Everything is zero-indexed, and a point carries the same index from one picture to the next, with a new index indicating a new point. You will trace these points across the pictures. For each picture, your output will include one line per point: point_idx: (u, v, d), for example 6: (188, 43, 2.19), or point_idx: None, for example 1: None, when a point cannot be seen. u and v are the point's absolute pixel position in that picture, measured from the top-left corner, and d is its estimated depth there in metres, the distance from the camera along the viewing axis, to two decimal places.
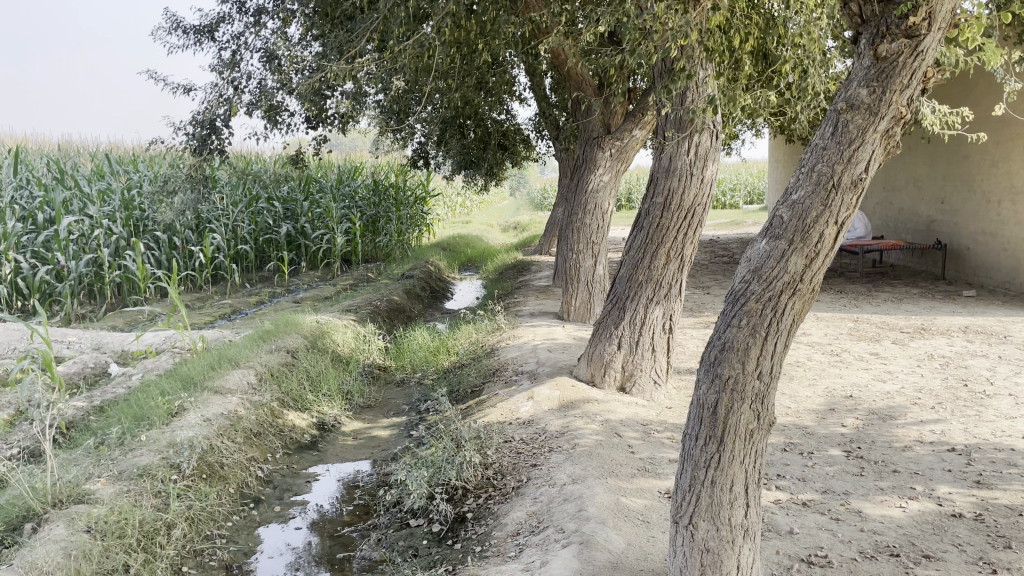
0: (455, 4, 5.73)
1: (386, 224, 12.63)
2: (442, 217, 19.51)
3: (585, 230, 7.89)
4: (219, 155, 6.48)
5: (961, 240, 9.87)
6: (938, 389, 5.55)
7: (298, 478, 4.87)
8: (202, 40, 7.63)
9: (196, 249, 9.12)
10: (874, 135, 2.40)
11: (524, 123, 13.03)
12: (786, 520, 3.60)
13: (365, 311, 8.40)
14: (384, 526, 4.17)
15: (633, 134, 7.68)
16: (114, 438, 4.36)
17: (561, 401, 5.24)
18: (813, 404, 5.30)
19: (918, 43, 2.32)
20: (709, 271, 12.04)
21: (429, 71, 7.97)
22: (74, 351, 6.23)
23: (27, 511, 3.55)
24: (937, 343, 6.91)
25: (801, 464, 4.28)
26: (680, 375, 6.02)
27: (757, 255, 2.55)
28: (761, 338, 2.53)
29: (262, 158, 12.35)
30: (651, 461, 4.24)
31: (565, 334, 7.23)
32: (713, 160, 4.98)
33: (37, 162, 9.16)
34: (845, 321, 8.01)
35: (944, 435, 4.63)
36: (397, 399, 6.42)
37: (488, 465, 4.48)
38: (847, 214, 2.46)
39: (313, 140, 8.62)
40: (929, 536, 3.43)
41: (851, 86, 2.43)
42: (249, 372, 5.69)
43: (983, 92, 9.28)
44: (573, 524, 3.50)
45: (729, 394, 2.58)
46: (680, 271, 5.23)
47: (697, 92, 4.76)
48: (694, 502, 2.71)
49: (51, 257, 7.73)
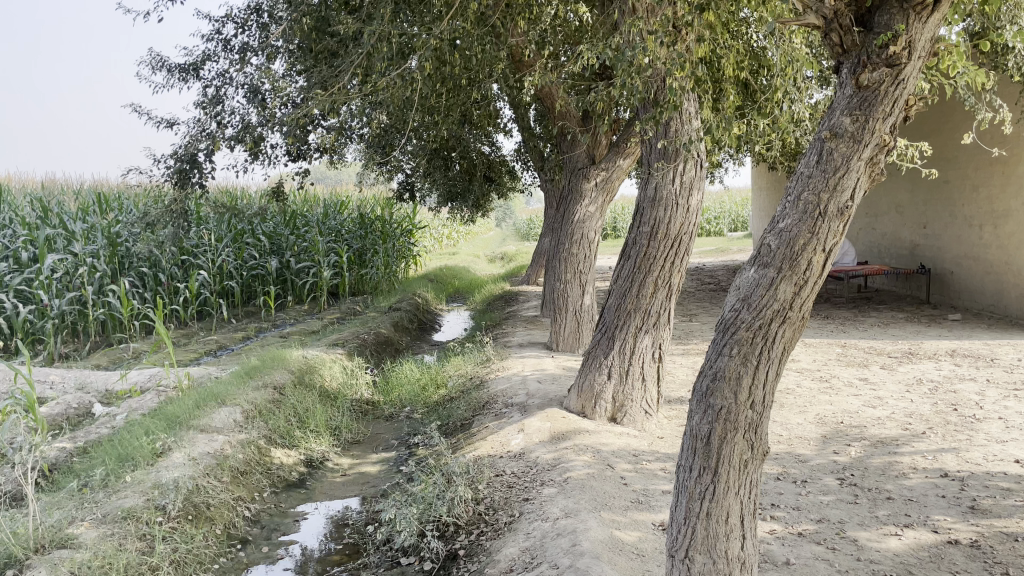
0: (440, 40, 5.79)
1: (373, 257, 12.62)
2: (429, 248, 19.55)
3: (573, 260, 7.91)
4: (201, 189, 6.46)
5: (945, 265, 9.96)
6: (928, 413, 5.55)
7: (286, 517, 4.79)
8: (186, 78, 7.66)
9: (182, 285, 9.07)
10: (858, 163, 2.42)
11: (509, 155, 13.18)
12: (782, 551, 3.57)
13: (353, 345, 8.34)
14: (375, 565, 4.08)
15: (617, 164, 7.77)
16: (98, 480, 4.28)
17: (552, 433, 5.20)
18: (806, 432, 5.28)
19: (899, 72, 2.35)
20: (696, 299, 12.08)
21: (414, 106, 8.04)
22: (57, 392, 6.13)
23: (8, 556, 3.45)
24: (925, 367, 6.94)
25: (795, 493, 4.26)
26: (671, 405, 5.99)
27: (746, 283, 2.55)
28: (752, 367, 2.52)
29: (247, 194, 12.35)
30: (644, 493, 4.20)
31: (555, 364, 7.20)
32: (698, 189, 5.01)
33: (21, 201, 9.15)
34: (833, 347, 8.03)
35: (937, 461, 4.62)
36: (386, 434, 6.35)
37: (479, 500, 4.43)
38: (835, 241, 2.46)
39: (297, 174, 8.65)
40: (926, 565, 3.40)
41: (834, 115, 2.45)
42: (236, 411, 5.61)
43: (958, 121, 9.50)
44: (568, 559, 3.44)
45: (722, 424, 2.56)
46: (669, 299, 5.22)
47: (683, 123, 4.80)
48: (689, 534, 2.68)
49: (34, 296, 7.66)
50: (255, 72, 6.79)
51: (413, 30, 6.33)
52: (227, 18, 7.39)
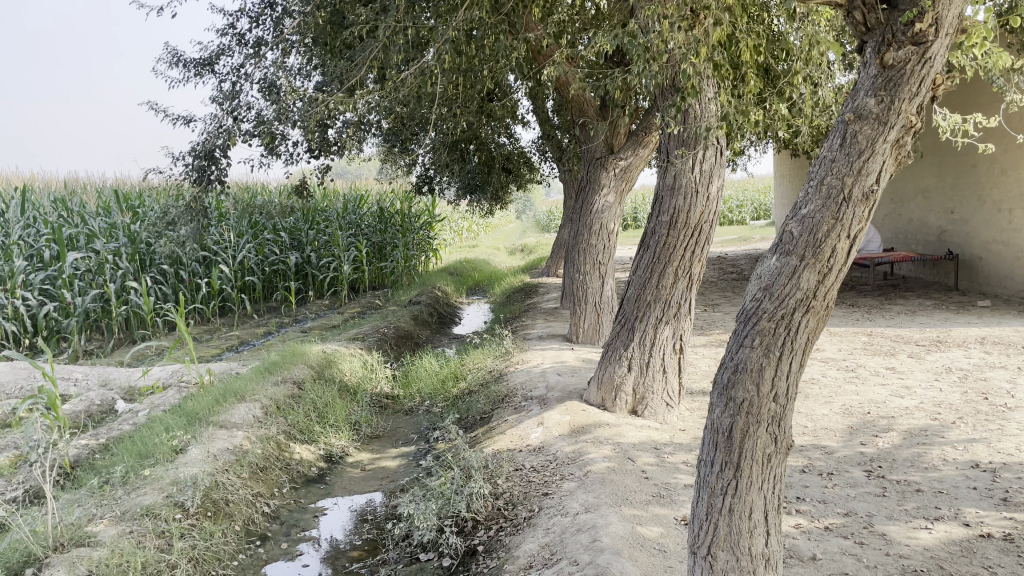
0: (457, 31, 5.69)
1: (393, 251, 12.61)
2: (448, 240, 19.57)
3: (592, 251, 7.85)
4: (219, 185, 6.44)
5: (973, 250, 9.76)
6: (957, 403, 5.42)
7: (305, 513, 4.77)
8: (201, 74, 7.67)
9: (203, 282, 9.11)
10: (883, 146, 2.32)
11: (527, 146, 13.10)
12: (808, 546, 3.49)
13: (372, 339, 8.33)
14: (393, 561, 4.05)
15: (637, 154, 7.60)
16: (118, 478, 4.28)
17: (571, 426, 5.13)
18: (831, 423, 5.17)
19: (926, 50, 2.25)
20: (718, 288, 11.94)
21: (431, 99, 7.99)
22: (80, 389, 6.18)
23: (27, 555, 3.44)
24: (954, 355, 6.79)
25: (820, 485, 4.17)
26: (693, 397, 5.91)
27: (768, 271, 2.46)
28: (775, 358, 2.44)
29: (267, 189, 12.38)
30: (666, 487, 4.14)
31: (575, 356, 7.14)
32: (718, 177, 4.91)
33: (43, 202, 9.25)
34: (859, 336, 7.89)
35: (968, 452, 4.51)
36: (405, 428, 6.33)
37: (498, 495, 4.38)
38: (860, 227, 2.37)
39: (317, 169, 8.64)
40: (958, 559, 3.31)
41: (859, 96, 2.36)
42: (255, 406, 5.60)
43: (986, 103, 9.28)
44: (587, 555, 3.38)
45: (744, 418, 2.49)
46: (689, 290, 5.13)
47: (702, 109, 4.73)
48: (712, 530, 2.61)
49: (58, 294, 7.74)
50: (271, 67, 6.79)
51: (428, 21, 6.25)
52: (241, 12, 7.37)
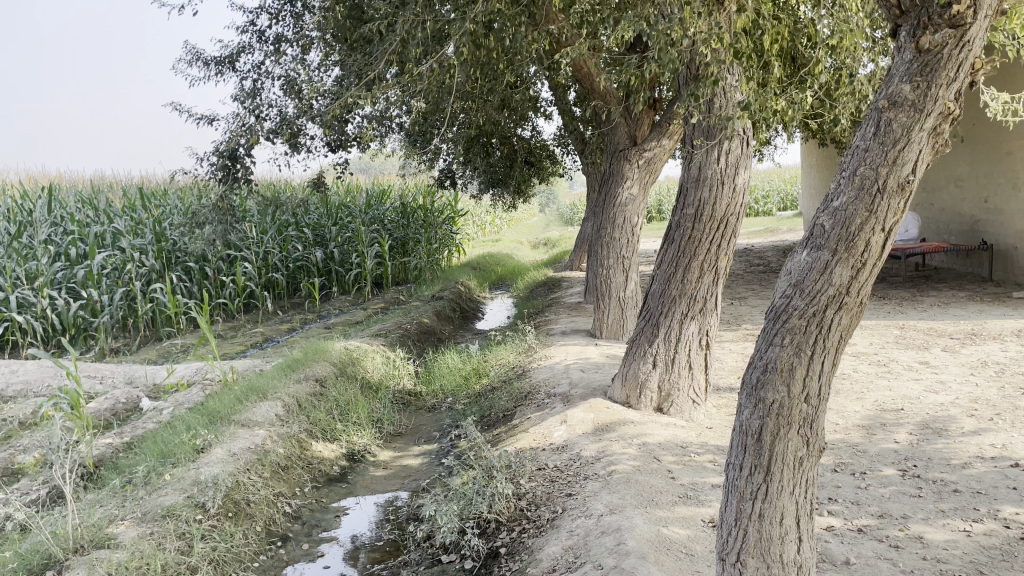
0: (475, 23, 5.60)
1: (415, 246, 12.57)
2: (471, 234, 19.50)
3: (615, 246, 7.74)
4: (245, 184, 6.41)
5: (1008, 240, 9.51)
6: (995, 399, 5.25)
7: (327, 513, 4.74)
8: (222, 71, 7.64)
9: (228, 279, 9.13)
10: (920, 134, 2.20)
11: (549, 139, 12.99)
12: (841, 549, 3.37)
13: (395, 336, 8.28)
14: (415, 563, 4.00)
15: (660, 144, 7.45)
16: (140, 478, 4.27)
17: (595, 424, 5.05)
18: (862, 420, 5.04)
19: (964, 33, 2.13)
20: (745, 282, 11.73)
21: (451, 92, 7.92)
22: (106, 387, 6.19)
23: (48, 558, 3.44)
24: (990, 348, 6.60)
25: (854, 486, 4.05)
26: (720, 393, 5.79)
27: (799, 267, 2.36)
28: (806, 358, 2.34)
29: (289, 185, 12.39)
30: (692, 488, 4.04)
31: (599, 352, 7.04)
32: (744, 168, 4.78)
33: (69, 201, 9.32)
34: (890, 329, 7.69)
35: (1006, 450, 4.35)
36: (427, 426, 6.29)
37: (521, 496, 4.31)
38: (895, 220, 2.26)
39: (337, 165, 8.62)
40: (998, 563, 3.18)
41: (893, 82, 2.24)
42: (277, 404, 5.58)
43: None
44: (612, 560, 3.30)
45: (775, 419, 2.39)
46: (715, 285, 5.01)
47: (725, 98, 4.58)
48: (741, 537, 2.51)
49: (85, 292, 7.79)
50: (291, 64, 6.76)
51: (448, 15, 6.13)
52: (261, 8, 7.34)
